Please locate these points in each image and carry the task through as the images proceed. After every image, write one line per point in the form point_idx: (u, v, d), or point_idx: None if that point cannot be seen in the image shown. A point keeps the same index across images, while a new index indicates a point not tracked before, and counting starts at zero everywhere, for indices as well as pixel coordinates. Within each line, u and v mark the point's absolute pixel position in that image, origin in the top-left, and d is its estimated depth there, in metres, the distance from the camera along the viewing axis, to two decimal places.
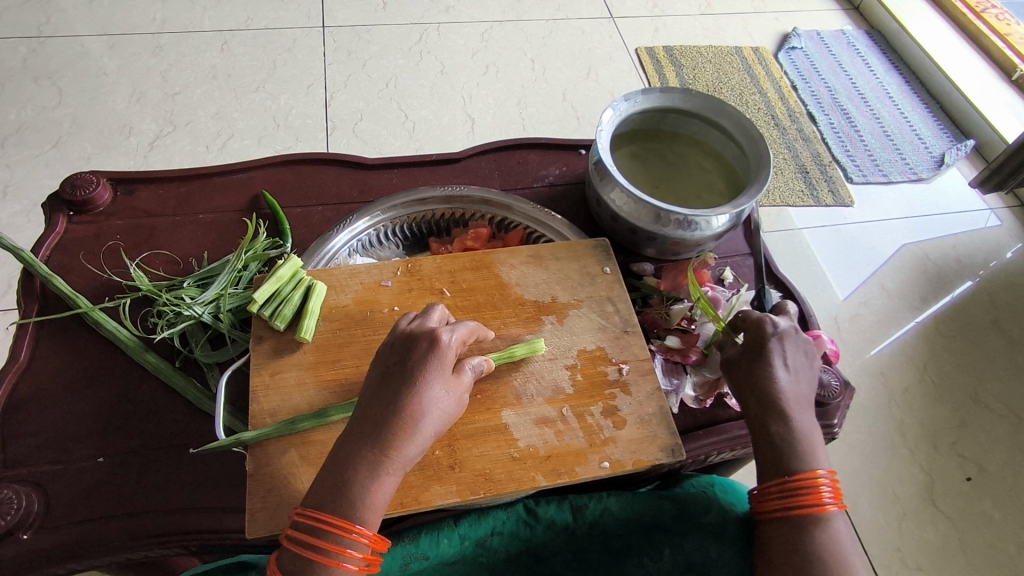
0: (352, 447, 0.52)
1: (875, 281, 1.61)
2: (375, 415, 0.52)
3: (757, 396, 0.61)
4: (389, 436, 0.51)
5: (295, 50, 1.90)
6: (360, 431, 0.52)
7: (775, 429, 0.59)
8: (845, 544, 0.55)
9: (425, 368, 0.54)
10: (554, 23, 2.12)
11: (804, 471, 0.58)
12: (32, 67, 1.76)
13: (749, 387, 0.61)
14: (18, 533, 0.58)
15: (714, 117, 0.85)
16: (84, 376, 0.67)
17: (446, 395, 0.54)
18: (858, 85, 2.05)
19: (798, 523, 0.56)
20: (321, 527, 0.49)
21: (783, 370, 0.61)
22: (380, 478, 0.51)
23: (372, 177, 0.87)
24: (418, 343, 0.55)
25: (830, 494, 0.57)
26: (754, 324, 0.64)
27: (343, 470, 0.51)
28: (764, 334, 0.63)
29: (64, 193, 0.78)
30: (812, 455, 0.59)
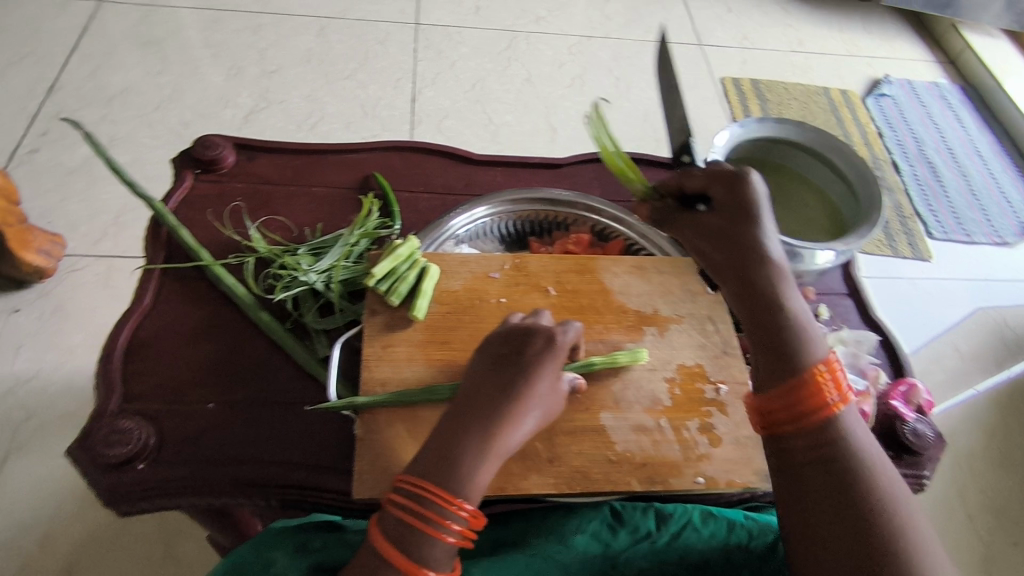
0: (462, 429, 0.53)
1: (949, 341, 1.58)
2: (485, 400, 0.54)
3: (745, 265, 0.62)
4: (497, 423, 0.53)
5: (388, 43, 1.96)
6: (469, 412, 0.53)
7: (766, 299, 0.60)
8: (862, 434, 0.54)
9: (539, 364, 0.55)
10: (641, 44, 2.13)
11: (805, 360, 0.57)
12: (143, 32, 1.85)
13: (740, 255, 0.62)
14: (135, 463, 0.61)
15: (826, 152, 0.85)
16: (203, 325, 0.71)
17: (549, 393, 0.56)
18: (947, 140, 2.01)
19: (812, 429, 0.54)
20: (426, 495, 0.50)
21: (768, 228, 0.63)
22: (484, 463, 0.52)
23: (478, 172, 0.90)
24: (535, 339, 0.56)
25: (835, 385, 0.55)
26: (735, 189, 0.64)
27: (449, 446, 0.52)
28: (746, 201, 0.63)
29: (194, 152, 0.83)
30: (806, 330, 0.59)
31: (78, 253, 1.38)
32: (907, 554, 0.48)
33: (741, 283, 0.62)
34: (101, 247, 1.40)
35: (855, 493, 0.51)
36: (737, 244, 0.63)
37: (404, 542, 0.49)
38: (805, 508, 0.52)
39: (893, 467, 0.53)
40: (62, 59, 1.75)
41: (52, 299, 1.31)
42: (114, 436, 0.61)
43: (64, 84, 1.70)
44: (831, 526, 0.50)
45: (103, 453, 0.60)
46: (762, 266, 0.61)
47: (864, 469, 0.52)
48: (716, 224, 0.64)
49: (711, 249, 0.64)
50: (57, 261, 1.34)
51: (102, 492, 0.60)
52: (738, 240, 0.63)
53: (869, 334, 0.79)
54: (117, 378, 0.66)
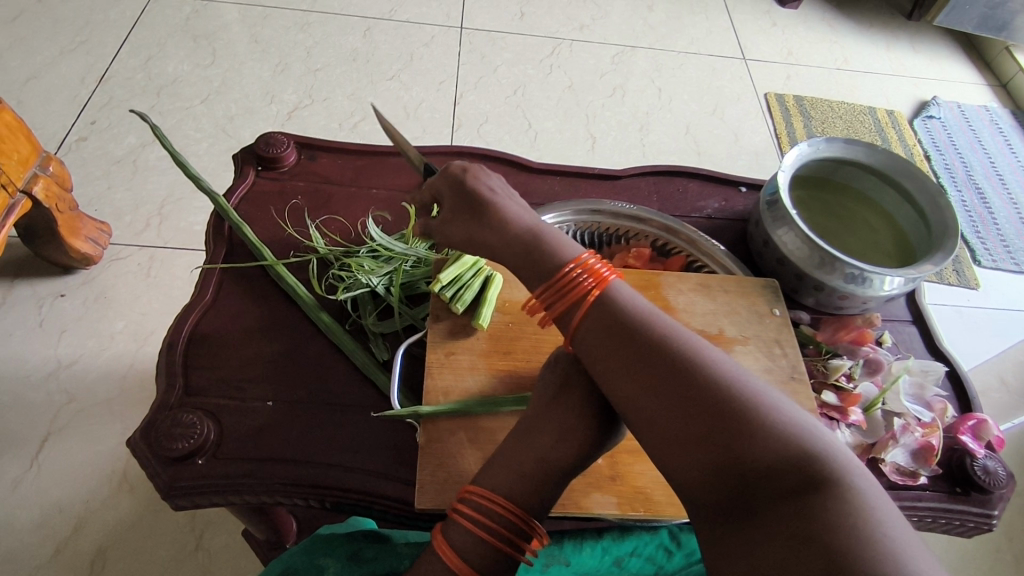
0: (540, 453, 0.54)
1: (994, 371, 1.54)
2: (564, 423, 0.56)
3: (486, 221, 0.62)
4: (575, 445, 0.55)
5: (433, 46, 1.97)
6: (549, 434, 0.55)
7: (502, 244, 0.61)
8: (636, 298, 0.55)
9: (613, 392, 0.57)
10: (685, 56, 2.11)
11: (557, 265, 0.58)
12: (193, 26, 1.88)
13: (481, 219, 0.62)
14: (195, 457, 0.60)
15: (892, 175, 0.84)
16: (264, 321, 0.70)
17: (621, 416, 0.58)
18: (997, 165, 1.96)
19: (597, 323, 0.54)
20: (490, 506, 0.52)
21: (490, 183, 0.64)
22: (559, 489, 0.54)
23: (536, 181, 0.89)
24: None
25: (591, 268, 0.56)
26: (448, 175, 0.65)
27: (528, 466, 0.54)
28: (456, 178, 0.65)
29: (257, 148, 0.83)
30: (551, 237, 0.60)
31: (121, 241, 1.40)
32: (734, 401, 0.46)
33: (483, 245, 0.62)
34: (144, 237, 1.41)
35: (671, 373, 0.49)
36: (477, 213, 0.62)
37: (468, 550, 0.50)
38: (653, 428, 0.49)
39: (685, 328, 0.53)
40: (114, 50, 1.78)
41: (96, 286, 1.33)
42: (176, 429, 0.61)
43: (115, 74, 1.72)
44: (661, 413, 0.48)
45: (166, 446, 0.60)
46: (497, 226, 0.61)
47: (663, 342, 0.50)
48: (455, 208, 0.64)
49: (456, 228, 0.64)
50: (102, 249, 1.35)
51: (161, 485, 0.60)
52: (477, 202, 0.63)
53: (936, 365, 0.75)
54: (179, 370, 0.66)
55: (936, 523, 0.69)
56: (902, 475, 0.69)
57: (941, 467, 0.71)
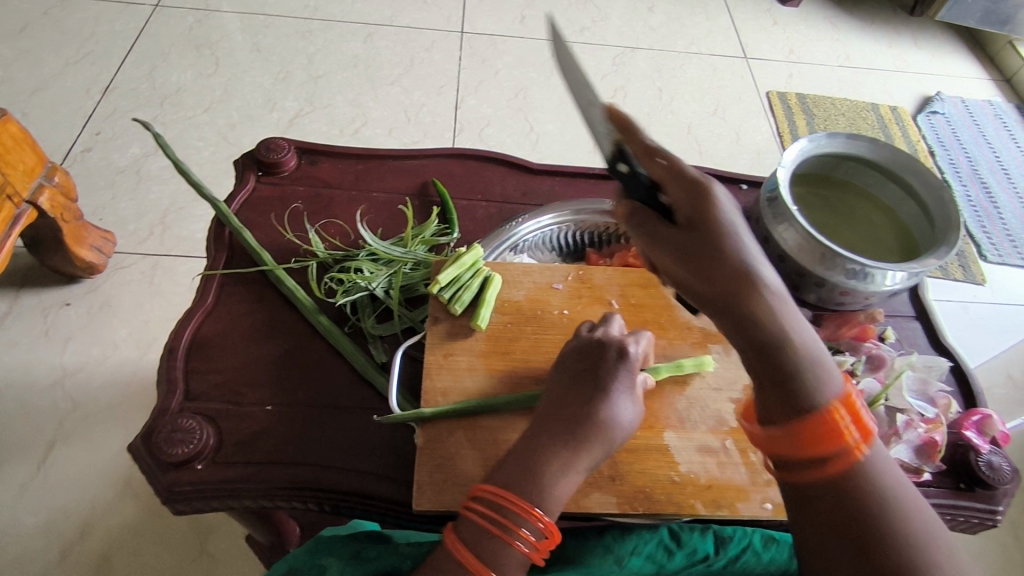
0: (544, 448, 0.53)
1: (1001, 367, 1.54)
2: (570, 415, 0.54)
3: (732, 292, 0.48)
4: (584, 435, 0.53)
5: (433, 51, 1.98)
6: (555, 427, 0.54)
7: (759, 310, 0.47)
8: (888, 471, 0.48)
9: (615, 379, 0.55)
10: (685, 56, 2.11)
11: (821, 401, 0.48)
12: (196, 35, 1.90)
13: (721, 284, 0.48)
14: (194, 462, 0.61)
15: (895, 171, 0.83)
16: (263, 325, 0.71)
17: (633, 406, 0.56)
18: (1002, 160, 1.95)
19: (828, 474, 0.48)
20: (503, 503, 0.51)
21: (749, 244, 0.49)
22: (568, 477, 0.53)
23: (536, 182, 0.89)
24: (608, 352, 0.57)
25: (858, 423, 0.48)
26: (703, 201, 0.49)
27: (534, 461, 0.53)
28: (713, 211, 0.49)
29: (257, 154, 0.84)
30: (819, 355, 0.48)
31: (126, 250, 1.41)
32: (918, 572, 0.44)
33: (726, 316, 0.48)
34: (148, 245, 1.42)
35: (877, 550, 0.45)
36: (731, 273, 0.48)
37: (479, 546, 0.50)
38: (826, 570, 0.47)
39: (917, 511, 0.47)
40: (119, 60, 1.79)
41: (101, 294, 1.34)
42: (176, 435, 0.61)
43: (119, 84, 1.74)
44: (828, 537, 0.47)
45: (165, 451, 0.61)
46: (753, 315, 0.47)
47: (883, 518, 0.46)
48: (691, 243, 0.50)
49: (683, 269, 0.50)
50: (107, 257, 1.37)
51: (161, 490, 0.60)
52: (737, 262, 0.48)
53: (939, 360, 0.75)
54: (179, 377, 0.66)
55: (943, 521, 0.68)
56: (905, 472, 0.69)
57: (945, 463, 0.70)
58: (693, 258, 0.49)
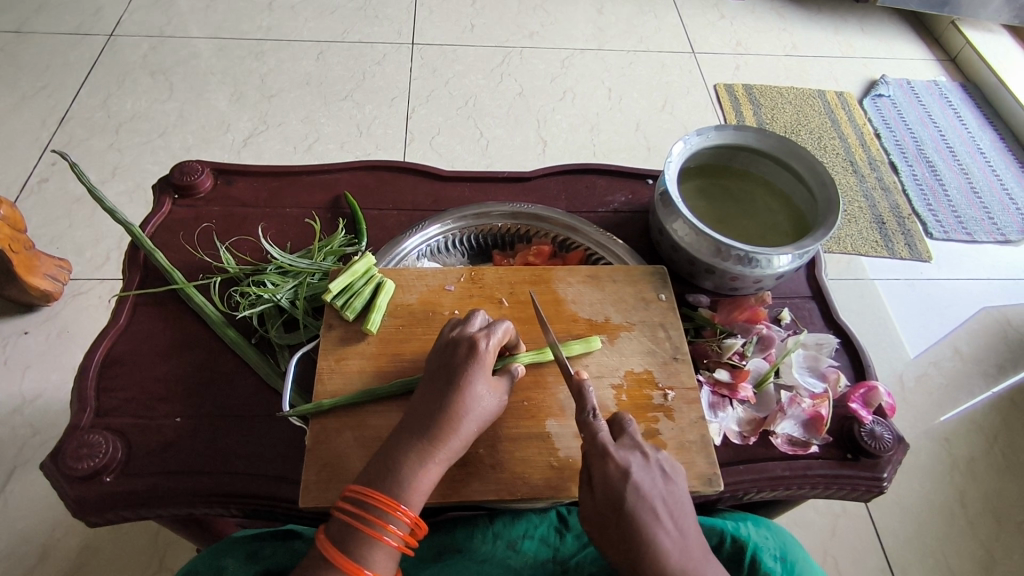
0: (402, 442, 0.57)
1: (948, 342, 1.53)
2: (425, 413, 0.58)
3: (633, 555, 0.54)
4: (438, 429, 0.57)
5: (384, 64, 2.01)
6: (413, 424, 0.58)
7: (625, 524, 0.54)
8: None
9: (466, 371, 0.59)
10: (634, 55, 2.14)
11: None
12: (150, 63, 1.93)
13: (629, 549, 0.54)
14: (102, 475, 0.64)
15: (785, 158, 0.86)
16: (174, 342, 0.74)
17: (487, 395, 0.59)
18: (947, 138, 1.98)
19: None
20: (370, 503, 0.54)
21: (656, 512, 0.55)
22: (425, 466, 0.56)
23: (446, 188, 0.92)
24: (459, 347, 0.60)
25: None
26: (606, 470, 0.55)
27: (393, 456, 0.56)
28: (610, 474, 0.55)
29: (172, 178, 0.87)
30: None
31: (82, 277, 1.44)
32: None
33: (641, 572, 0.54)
34: (103, 271, 1.45)
35: None
36: (642, 537, 0.54)
37: (349, 545, 0.53)
38: None
39: None
40: (74, 92, 1.83)
41: (58, 321, 1.37)
42: (83, 450, 0.64)
43: (74, 116, 1.78)
44: None
45: (72, 466, 0.64)
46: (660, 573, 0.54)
47: None
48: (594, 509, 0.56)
49: (603, 532, 0.56)
50: (62, 285, 1.40)
51: (71, 503, 0.63)
52: (648, 524, 0.54)
53: (828, 337, 0.79)
54: (90, 395, 0.69)
55: (831, 491, 0.72)
56: (794, 445, 0.72)
57: (832, 435, 0.73)
58: (605, 526, 0.56)
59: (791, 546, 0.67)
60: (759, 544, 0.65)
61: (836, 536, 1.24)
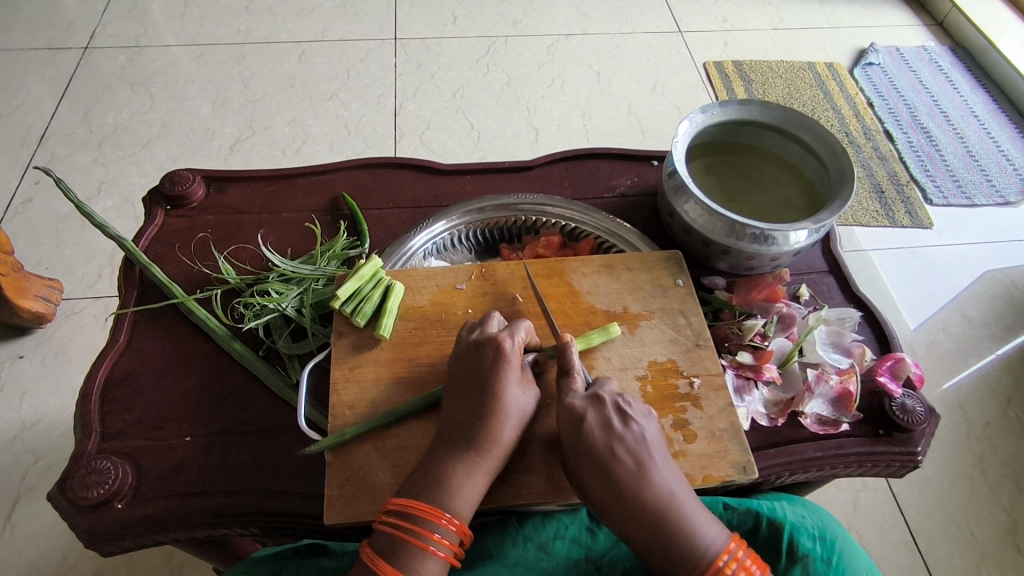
0: (446, 454, 0.56)
1: (956, 308, 1.52)
2: (462, 422, 0.57)
3: (599, 487, 0.56)
4: (483, 438, 0.56)
5: (368, 61, 1.96)
6: (454, 434, 0.57)
7: (589, 459, 0.56)
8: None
9: (499, 375, 0.58)
10: (621, 37, 2.11)
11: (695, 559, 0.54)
12: (128, 73, 1.88)
13: (593, 479, 0.56)
14: (114, 502, 0.61)
15: (793, 130, 0.83)
16: (177, 358, 0.71)
17: (523, 396, 0.58)
18: (940, 103, 1.96)
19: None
20: (413, 512, 0.53)
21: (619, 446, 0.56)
22: (475, 477, 0.55)
23: (447, 182, 0.90)
24: (486, 351, 0.59)
25: (744, 564, 0.54)
26: (569, 413, 0.57)
27: (440, 469, 0.55)
28: (573, 415, 0.57)
29: (163, 189, 0.84)
30: (682, 513, 0.55)
31: (74, 296, 1.40)
32: None
33: (606, 501, 0.55)
34: (96, 288, 1.42)
35: None
36: (599, 469, 0.55)
37: (395, 556, 0.52)
38: None
39: None
40: (52, 108, 1.78)
41: (53, 343, 1.34)
42: (91, 477, 0.62)
43: (54, 132, 1.73)
44: None
45: (81, 494, 0.61)
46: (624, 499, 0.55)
47: None
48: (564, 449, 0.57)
49: (573, 472, 0.57)
50: (54, 306, 1.36)
51: (83, 533, 0.61)
52: (603, 461, 0.56)
53: (851, 311, 0.77)
54: (94, 419, 0.67)
55: (864, 468, 0.70)
56: (823, 424, 0.71)
57: (862, 412, 0.72)
58: (572, 462, 0.57)
59: (829, 523, 0.65)
60: (796, 524, 0.64)
61: (859, 510, 1.23)
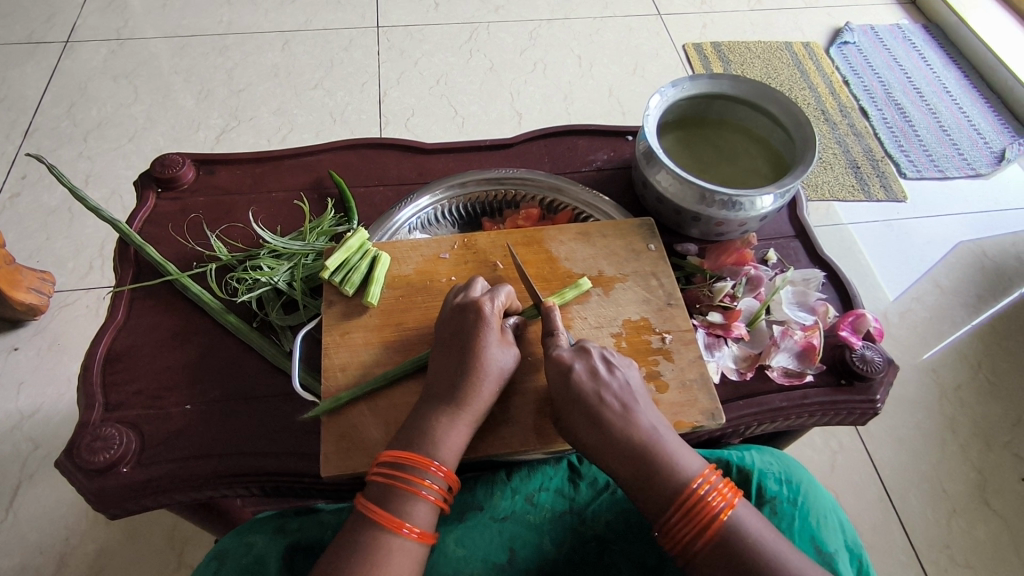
0: (430, 408, 0.60)
1: (928, 277, 1.57)
2: (445, 379, 0.61)
3: (590, 428, 0.59)
4: (463, 393, 0.59)
5: (351, 50, 1.98)
6: (437, 391, 0.60)
7: (577, 404, 0.59)
8: (757, 529, 0.56)
9: (479, 335, 0.61)
10: (600, 21, 2.13)
11: (681, 488, 0.57)
12: (112, 67, 1.88)
13: (584, 422, 0.59)
14: (119, 467, 0.65)
15: (761, 102, 0.87)
16: (175, 333, 0.74)
17: (503, 355, 0.62)
18: (913, 79, 2.01)
19: (705, 540, 0.55)
20: (403, 461, 0.57)
21: (605, 388, 0.60)
22: (454, 426, 0.59)
23: (430, 161, 0.93)
24: (468, 313, 0.63)
25: (719, 488, 0.57)
26: (558, 364, 0.60)
27: (423, 423, 0.59)
28: (560, 365, 0.60)
29: (154, 172, 0.87)
30: (667, 449, 0.58)
31: (68, 287, 1.43)
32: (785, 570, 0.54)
33: (596, 441, 0.59)
34: (89, 279, 1.44)
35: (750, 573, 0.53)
36: (588, 413, 0.59)
37: (389, 502, 0.56)
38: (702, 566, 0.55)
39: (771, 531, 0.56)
40: (36, 103, 1.79)
41: (48, 334, 1.36)
42: (97, 443, 0.65)
43: (40, 126, 1.74)
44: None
45: (88, 459, 0.64)
46: (613, 437, 0.59)
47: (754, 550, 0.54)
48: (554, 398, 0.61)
49: (567, 418, 0.60)
50: (48, 297, 1.38)
51: (91, 496, 0.64)
52: (591, 406, 0.59)
53: (814, 272, 0.81)
54: (97, 391, 0.70)
55: (829, 417, 0.75)
56: (790, 377, 0.75)
57: (825, 364, 0.76)
58: (562, 407, 0.60)
59: (795, 468, 0.69)
60: (763, 470, 0.68)
61: (835, 470, 1.28)
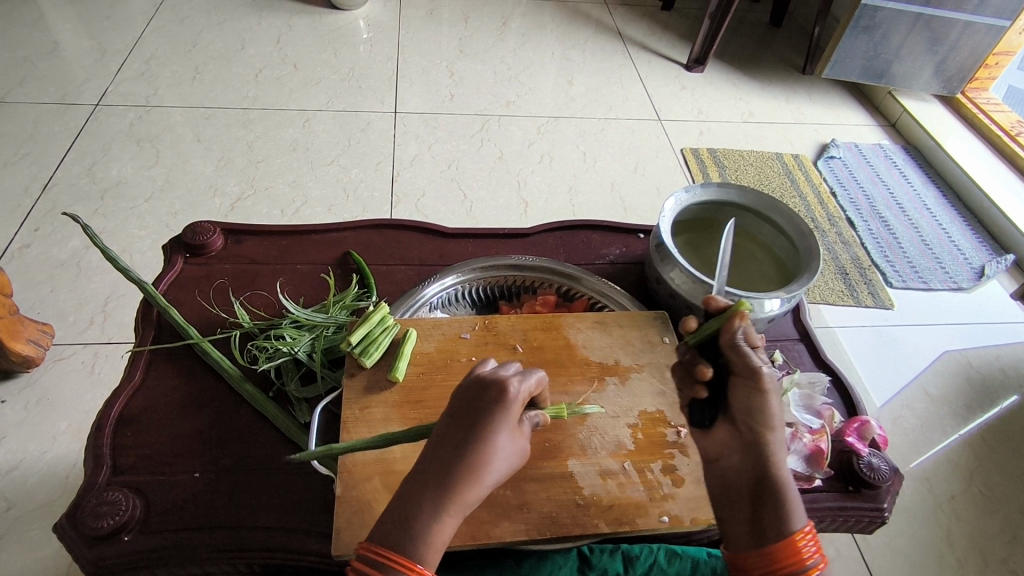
0: (420, 494, 0.55)
1: (918, 385, 1.60)
2: (443, 462, 0.56)
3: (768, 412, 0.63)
4: (458, 481, 0.55)
5: (369, 131, 2.08)
6: (428, 472, 0.56)
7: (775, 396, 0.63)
8: None
9: (494, 420, 0.57)
10: (606, 122, 2.27)
11: (786, 516, 0.59)
12: (137, 131, 1.96)
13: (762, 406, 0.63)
14: (121, 534, 0.63)
15: (767, 212, 0.92)
16: (189, 398, 0.74)
17: (510, 446, 0.58)
18: (896, 195, 2.14)
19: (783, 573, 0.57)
20: (387, 562, 0.52)
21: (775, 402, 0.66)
22: (442, 520, 0.54)
23: (450, 244, 0.97)
24: (488, 392, 0.58)
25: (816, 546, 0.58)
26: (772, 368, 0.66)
27: (410, 507, 0.55)
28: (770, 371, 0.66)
29: (184, 238, 0.89)
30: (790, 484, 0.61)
31: (64, 341, 1.41)
32: None
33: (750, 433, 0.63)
34: (88, 335, 1.43)
35: None
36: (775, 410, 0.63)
37: None
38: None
39: None
40: (59, 159, 1.84)
41: (37, 388, 1.33)
42: (102, 508, 0.63)
43: (59, 181, 1.78)
44: None
45: (91, 525, 0.62)
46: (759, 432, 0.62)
47: None
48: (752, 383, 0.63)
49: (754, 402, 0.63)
50: (44, 350, 1.36)
51: (88, 566, 0.62)
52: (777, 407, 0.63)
53: (820, 375, 0.84)
54: (106, 453, 0.69)
55: (836, 523, 0.75)
56: (799, 480, 0.75)
57: (833, 469, 0.77)
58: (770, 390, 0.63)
59: None
60: None
61: None
